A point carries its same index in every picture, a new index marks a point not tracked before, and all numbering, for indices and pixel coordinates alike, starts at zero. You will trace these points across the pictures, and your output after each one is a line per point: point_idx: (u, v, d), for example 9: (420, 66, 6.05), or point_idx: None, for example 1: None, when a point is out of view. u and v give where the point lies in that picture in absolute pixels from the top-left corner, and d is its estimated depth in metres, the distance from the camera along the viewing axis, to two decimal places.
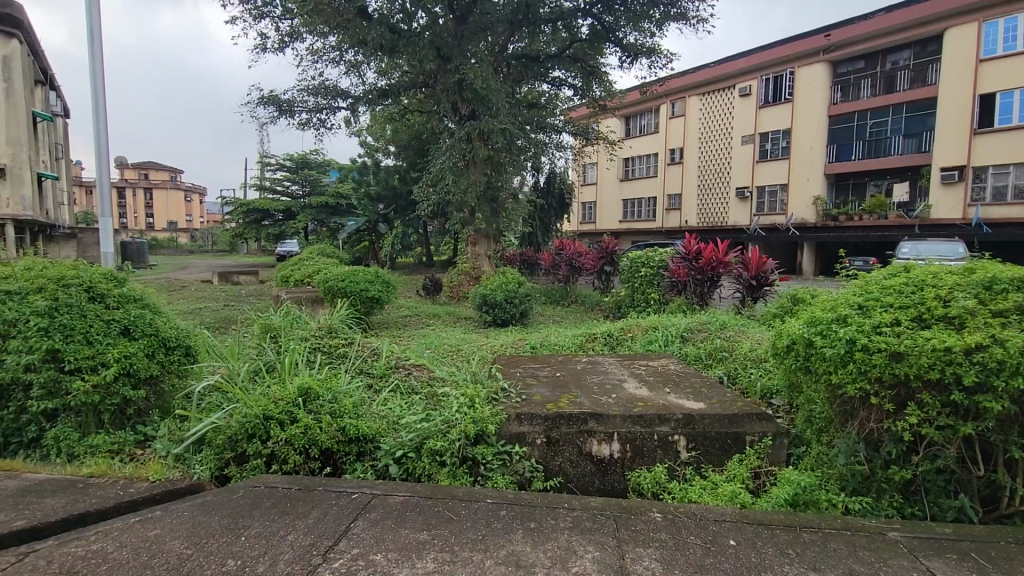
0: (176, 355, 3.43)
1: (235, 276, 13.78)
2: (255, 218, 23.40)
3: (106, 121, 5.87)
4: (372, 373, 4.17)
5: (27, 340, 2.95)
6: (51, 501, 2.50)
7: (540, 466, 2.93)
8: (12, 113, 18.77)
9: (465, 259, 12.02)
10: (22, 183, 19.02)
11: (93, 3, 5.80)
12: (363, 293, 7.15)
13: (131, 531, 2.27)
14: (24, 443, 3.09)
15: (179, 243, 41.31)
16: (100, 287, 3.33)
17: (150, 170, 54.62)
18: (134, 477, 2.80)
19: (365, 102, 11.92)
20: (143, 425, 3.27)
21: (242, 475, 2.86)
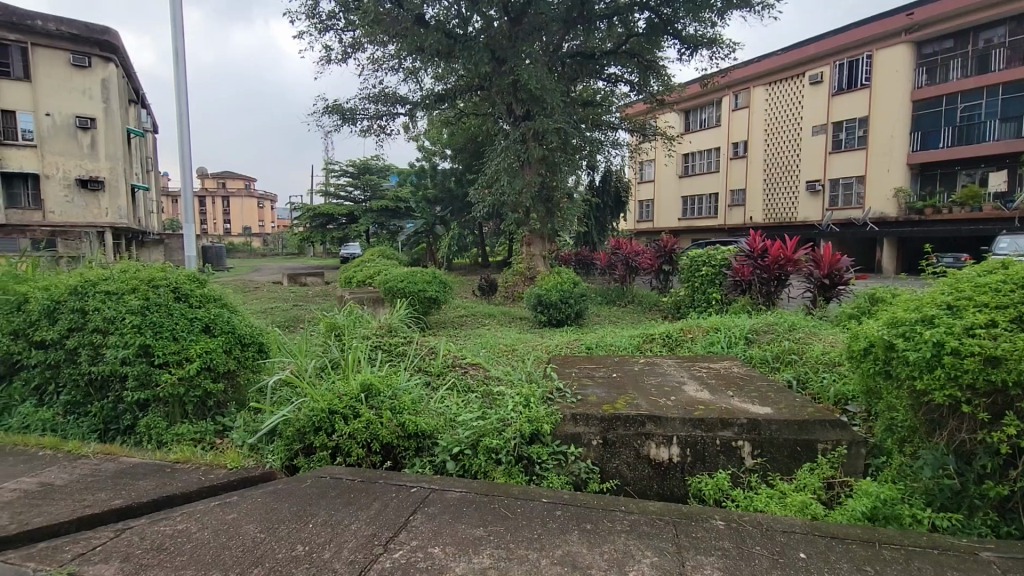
0: (250, 351, 3.67)
1: (302, 278, 14.54)
2: (321, 222, 24.58)
3: (189, 134, 6.33)
4: (430, 371, 4.26)
5: (123, 336, 3.24)
6: (143, 483, 2.73)
7: (596, 467, 2.89)
8: (110, 130, 20.67)
9: (520, 260, 12.09)
10: (118, 194, 21.02)
11: (177, 25, 6.27)
12: (422, 293, 7.33)
13: (212, 513, 2.45)
14: (122, 430, 3.39)
15: (252, 247, 44.12)
16: (185, 287, 3.61)
17: (226, 178, 58.60)
18: (214, 464, 3.01)
19: (423, 107, 12.25)
20: (221, 416, 3.52)
21: (309, 465, 3.01)
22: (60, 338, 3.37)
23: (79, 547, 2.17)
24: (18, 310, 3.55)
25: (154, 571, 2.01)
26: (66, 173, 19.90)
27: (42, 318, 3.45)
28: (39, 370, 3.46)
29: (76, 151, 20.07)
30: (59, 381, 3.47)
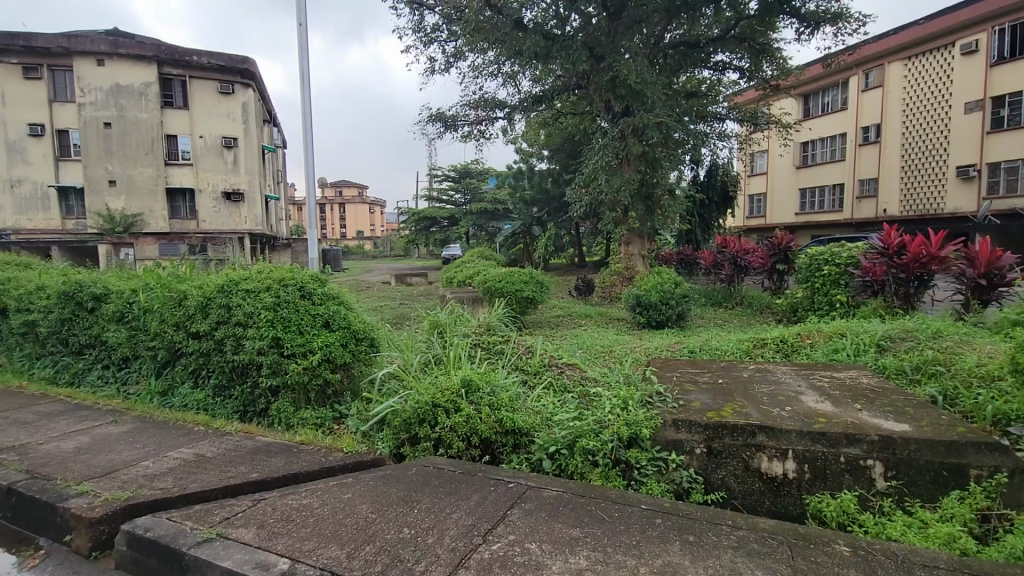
0: (362, 345, 3.99)
1: (408, 278, 15.44)
2: (425, 225, 25.98)
3: (313, 148, 6.98)
4: (527, 369, 4.32)
5: (259, 329, 3.64)
6: (275, 460, 3.06)
7: (700, 477, 2.75)
8: (248, 148, 23.38)
9: (618, 260, 11.86)
10: (255, 204, 23.85)
11: (303, 50, 6.96)
12: (519, 293, 7.45)
13: (331, 492, 2.68)
14: (257, 412, 3.84)
15: (365, 249, 47.79)
16: (308, 286, 3.97)
17: (344, 187, 63.89)
18: (332, 447, 3.31)
19: (521, 110, 12.44)
20: (338, 405, 3.85)
21: (415, 454, 3.19)
22: (210, 330, 3.88)
23: (225, 512, 2.49)
24: (176, 304, 4.12)
25: (284, 538, 2.25)
26: (215, 188, 22.92)
27: (196, 313, 3.98)
28: (194, 357, 4.01)
29: (223, 168, 22.96)
30: (209, 367, 4.00)
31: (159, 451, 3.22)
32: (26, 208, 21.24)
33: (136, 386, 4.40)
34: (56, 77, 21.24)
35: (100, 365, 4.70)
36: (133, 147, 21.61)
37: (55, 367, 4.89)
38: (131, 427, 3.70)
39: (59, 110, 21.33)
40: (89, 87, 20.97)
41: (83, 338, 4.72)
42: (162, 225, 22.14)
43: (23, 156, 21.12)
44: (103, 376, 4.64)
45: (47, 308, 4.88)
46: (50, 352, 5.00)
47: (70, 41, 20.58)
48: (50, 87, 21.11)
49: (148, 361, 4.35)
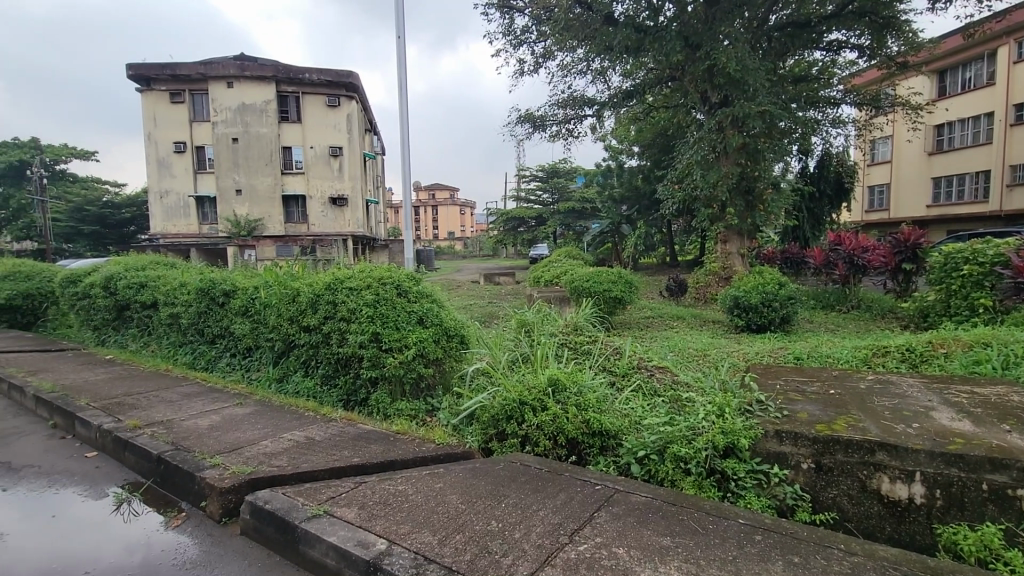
0: (453, 342, 4.16)
1: (496, 277, 15.75)
2: (513, 225, 26.43)
3: (410, 154, 7.36)
4: (615, 371, 4.23)
5: (361, 325, 3.90)
6: (374, 447, 3.27)
7: (807, 494, 2.53)
8: (352, 156, 25.13)
9: (714, 259, 11.26)
10: (357, 208, 25.59)
11: (401, 62, 7.35)
12: (607, 293, 7.32)
13: (423, 481, 2.81)
14: (358, 402, 4.12)
15: (456, 250, 49.47)
16: (405, 284, 4.20)
17: (436, 189, 66.55)
18: (426, 438, 3.46)
19: (610, 106, 12.21)
20: (431, 397, 4.03)
21: (502, 450, 3.25)
22: (318, 324, 4.22)
23: (330, 492, 2.69)
24: (290, 300, 4.53)
25: (382, 520, 2.39)
26: (323, 194, 24.92)
27: (307, 308, 4.34)
28: (305, 348, 4.40)
29: (330, 175, 24.92)
30: (317, 358, 4.36)
31: (276, 433, 3.57)
32: (171, 215, 24.43)
33: (258, 373, 4.92)
34: (195, 100, 24.23)
35: (228, 353, 5.29)
36: (255, 159, 24.09)
37: (193, 354, 5.60)
38: (254, 409, 4.13)
39: (197, 129, 24.29)
40: (220, 107, 23.67)
41: (215, 328, 5.35)
42: (279, 229, 24.48)
43: (170, 170, 24.31)
44: (231, 362, 5.23)
45: (188, 302, 5.58)
46: (190, 341, 5.72)
47: (206, 68, 23.36)
48: (190, 109, 24.12)
49: (267, 350, 4.83)
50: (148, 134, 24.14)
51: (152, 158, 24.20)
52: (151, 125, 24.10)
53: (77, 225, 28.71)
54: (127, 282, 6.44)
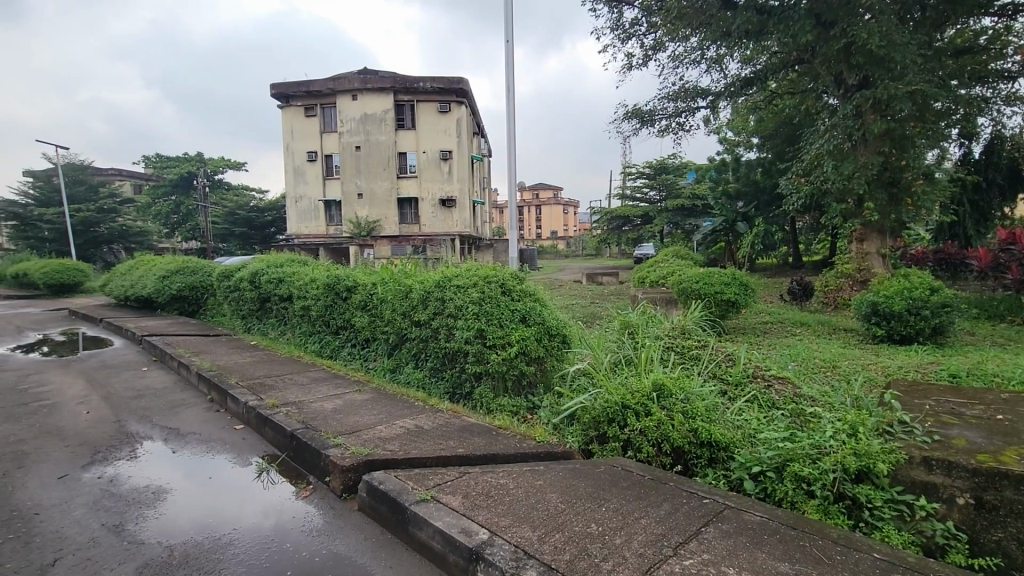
0: (555, 341, 4.18)
1: (599, 277, 15.51)
2: (617, 224, 25.86)
3: (516, 154, 7.48)
4: (728, 379, 3.96)
5: (467, 322, 4.05)
6: (478, 440, 3.37)
7: (962, 534, 2.18)
8: (461, 158, 26.21)
9: (847, 259, 10.11)
10: (464, 208, 26.61)
11: (510, 65, 7.49)
12: (718, 295, 6.89)
13: (524, 476, 2.85)
14: (463, 395, 4.28)
15: (559, 249, 49.51)
16: (509, 283, 4.28)
17: (540, 189, 67.18)
18: (526, 435, 3.51)
19: (727, 96, 11.43)
20: (532, 395, 4.07)
21: (603, 453, 3.19)
22: (428, 319, 4.45)
23: (437, 478, 2.83)
24: (404, 296, 4.83)
25: (484, 511, 2.46)
26: (433, 196, 26.28)
27: (418, 304, 4.60)
28: (415, 341, 4.66)
29: (440, 178, 26.22)
30: (426, 352, 4.61)
31: (390, 419, 3.83)
32: (304, 218, 27.24)
33: (374, 362, 5.32)
34: (325, 113, 26.76)
35: (350, 343, 5.79)
36: (375, 165, 26.05)
37: (320, 343, 6.20)
38: (370, 396, 4.47)
39: (327, 139, 26.81)
40: (346, 119, 25.91)
41: (339, 320, 5.88)
42: (393, 229, 26.25)
43: (304, 178, 27.10)
44: (351, 352, 5.71)
45: (317, 296, 6.18)
46: (318, 331, 6.34)
47: (335, 83, 25.69)
48: (321, 122, 26.69)
49: (382, 342, 5.21)
50: (286, 146, 27.12)
51: (289, 167, 27.16)
52: (289, 137, 27.05)
53: (230, 227, 33.15)
54: (269, 277, 7.29)
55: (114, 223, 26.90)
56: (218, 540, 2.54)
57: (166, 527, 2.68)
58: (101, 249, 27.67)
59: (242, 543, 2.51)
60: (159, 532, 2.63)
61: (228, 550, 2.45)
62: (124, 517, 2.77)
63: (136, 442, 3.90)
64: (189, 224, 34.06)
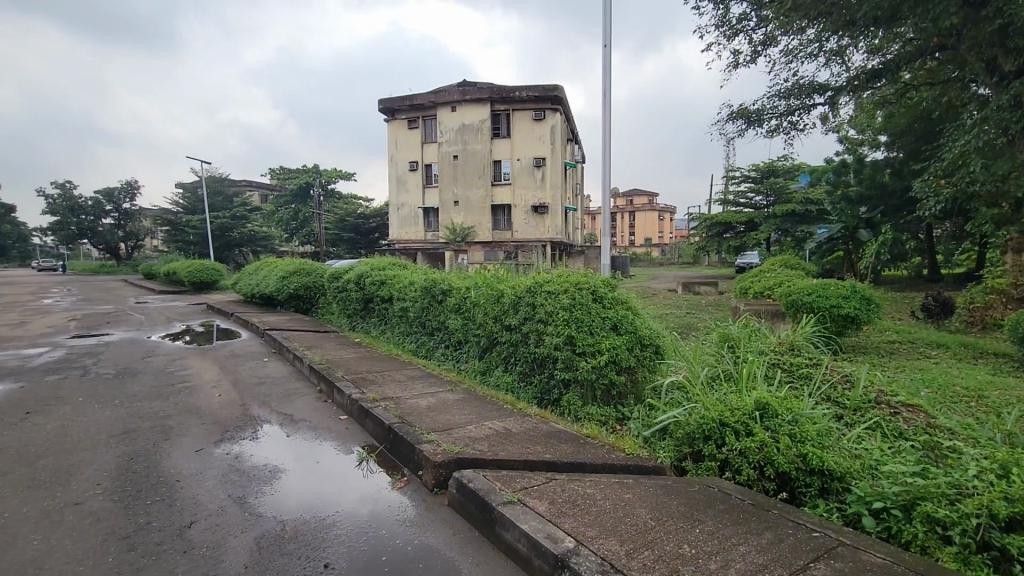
0: (648, 352, 4.05)
1: (696, 287, 14.76)
2: (718, 231, 23.73)
3: (611, 159, 7.34)
4: (844, 404, 3.58)
5: (556, 327, 4.03)
6: (565, 446, 3.35)
7: None
8: (554, 165, 26.33)
9: (998, 273, 8.75)
10: (556, 215, 26.66)
11: (607, 69, 7.39)
12: (835, 309, 6.27)
13: (612, 488, 2.78)
14: (551, 401, 4.27)
15: (654, 257, 47.85)
16: (600, 289, 4.20)
17: (635, 196, 65.41)
18: (615, 446, 3.42)
19: (850, 90, 10.40)
20: (622, 405, 3.97)
21: (698, 471, 3.02)
22: (518, 324, 4.49)
23: (525, 482, 2.84)
24: (496, 301, 4.91)
25: (571, 519, 2.43)
26: (526, 203, 26.68)
27: (509, 308, 4.66)
28: (506, 345, 4.73)
29: (534, 185, 26.54)
30: (516, 356, 4.66)
31: (480, 419, 3.93)
32: (405, 224, 28.87)
33: (466, 364, 5.48)
34: (426, 125, 28.21)
35: (443, 344, 6.01)
36: (471, 173, 27.01)
37: (416, 342, 6.51)
38: (462, 396, 4.61)
39: (427, 149, 28.23)
40: (446, 130, 27.12)
41: (434, 322, 6.13)
42: (487, 235, 27.01)
43: (405, 186, 28.75)
44: (445, 353, 5.94)
45: (415, 298, 6.50)
46: (415, 331, 6.66)
47: (436, 96, 27.01)
48: (422, 133, 28.16)
49: (474, 344, 5.35)
50: (391, 157, 28.95)
51: (393, 176, 28.97)
52: (393, 149, 28.85)
53: (340, 232, 35.97)
54: (373, 279, 7.79)
55: (244, 228, 30.36)
56: (322, 520, 2.74)
57: (279, 503, 2.94)
58: (234, 251, 31.31)
59: (343, 526, 2.68)
60: (273, 507, 2.89)
61: (331, 531, 2.63)
62: (245, 491, 3.09)
63: (257, 424, 4.35)
64: (305, 229, 37.48)
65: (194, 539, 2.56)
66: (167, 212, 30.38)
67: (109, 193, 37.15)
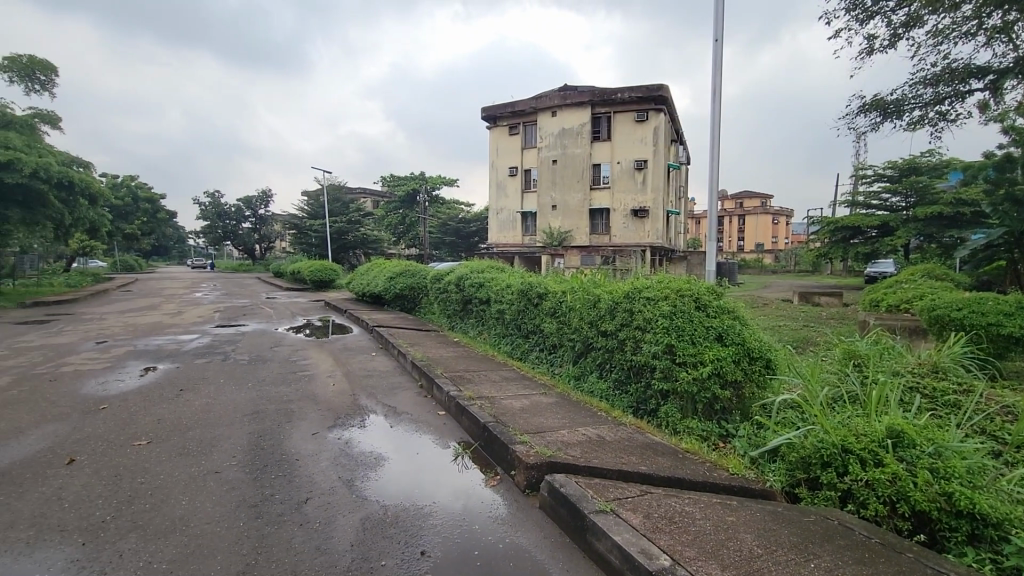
0: (757, 365, 3.76)
1: (816, 297, 13.44)
2: (844, 236, 21.37)
3: (719, 159, 6.93)
4: (1003, 440, 3.05)
5: (656, 335, 3.87)
6: (662, 460, 3.21)
7: None
8: (656, 168, 25.48)
9: None
10: (657, 219, 25.71)
11: (718, 64, 7.00)
12: (992, 329, 5.37)
13: (714, 508, 2.61)
14: (648, 411, 4.12)
15: (766, 263, 44.36)
16: (705, 297, 3.98)
17: (745, 198, 61.19)
18: (718, 464, 3.21)
19: (1017, 73, 8.89)
20: (726, 422, 3.71)
21: (814, 500, 2.73)
22: (615, 330, 4.38)
23: (618, 492, 2.76)
24: (592, 306, 4.81)
25: (667, 536, 2.32)
26: (626, 207, 26.11)
27: (606, 314, 4.54)
28: (601, 351, 4.65)
29: (634, 188, 25.89)
30: (612, 363, 4.55)
31: (573, 425, 3.89)
32: (503, 228, 29.52)
33: (561, 368, 5.45)
34: (527, 131, 28.67)
35: (538, 347, 6.05)
36: (570, 177, 27.01)
37: (512, 344, 6.61)
38: (555, 400, 4.59)
39: (526, 155, 28.68)
40: (546, 135, 27.37)
41: (530, 325, 6.18)
42: (584, 240, 26.80)
43: (505, 191, 29.43)
44: (540, 355, 5.96)
45: (512, 300, 6.59)
46: (510, 333, 6.76)
47: (537, 102, 27.38)
48: (523, 139, 28.66)
49: (569, 349, 5.31)
50: (492, 163, 29.82)
51: (494, 182, 29.79)
52: (494, 155, 29.68)
53: (442, 236, 37.61)
54: (472, 281, 8.04)
55: (358, 232, 32.89)
56: (420, 509, 2.86)
57: (382, 489, 3.12)
58: (349, 253, 34.01)
59: (439, 517, 2.78)
60: (376, 492, 3.08)
61: (427, 520, 2.74)
62: (353, 474, 3.33)
63: (364, 413, 4.67)
64: (411, 233, 39.74)
65: (309, 513, 2.80)
66: (295, 218, 33.82)
67: (249, 201, 42.18)
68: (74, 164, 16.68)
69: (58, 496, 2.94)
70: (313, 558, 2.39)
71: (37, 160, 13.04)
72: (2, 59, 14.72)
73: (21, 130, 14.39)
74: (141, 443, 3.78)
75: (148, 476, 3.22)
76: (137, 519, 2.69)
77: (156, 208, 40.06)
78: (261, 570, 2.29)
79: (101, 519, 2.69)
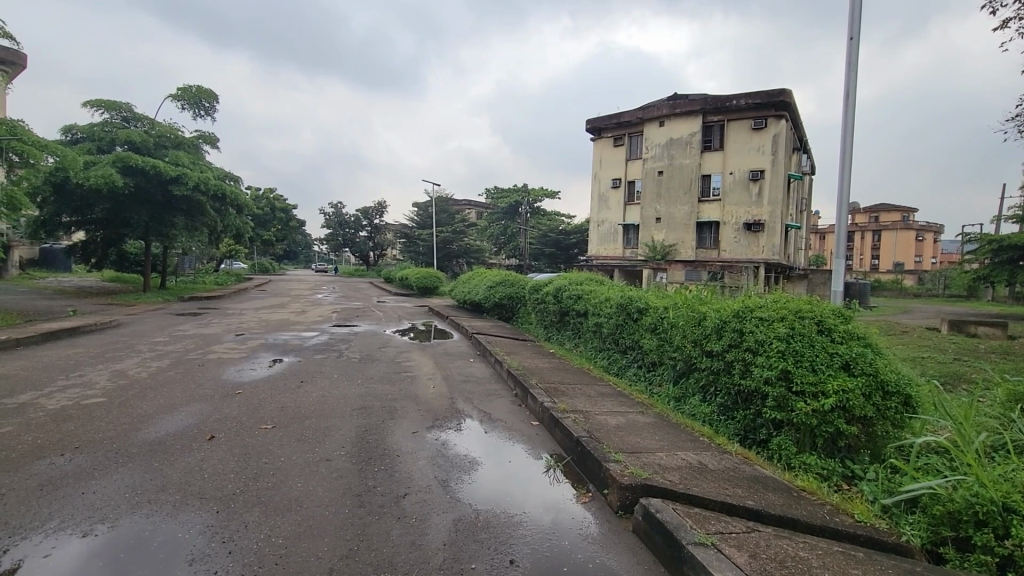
0: (894, 402, 3.30)
1: (970, 327, 11.58)
2: (1010, 256, 18.27)
3: (851, 167, 6.25)
4: None
5: (769, 359, 3.56)
6: (773, 496, 2.92)
7: None
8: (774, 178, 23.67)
9: None
10: (774, 234, 23.84)
11: (852, 65, 6.36)
12: None
13: (836, 558, 2.31)
14: (756, 441, 3.79)
15: (906, 286, 39.16)
16: (829, 321, 3.60)
17: (880, 211, 54.64)
18: (840, 508, 2.85)
19: None
20: (852, 462, 3.32)
21: (963, 564, 2.32)
22: (721, 351, 4.09)
23: (720, 526, 2.56)
24: (696, 323, 4.54)
25: None
26: (738, 220, 24.58)
27: (712, 333, 4.26)
28: (705, 373, 4.37)
29: (748, 201, 24.31)
30: (716, 386, 4.27)
31: (672, 448, 3.68)
32: (603, 240, 29.12)
33: (659, 388, 5.23)
34: (632, 141, 28.11)
35: (637, 364, 5.86)
36: (676, 189, 26.00)
37: (609, 359, 6.47)
38: (653, 420, 4.39)
39: (630, 166, 28.11)
40: (652, 145, 26.61)
41: (628, 339, 6.01)
42: (690, 254, 25.56)
43: (607, 204, 29.04)
44: (638, 373, 5.77)
45: (610, 314, 6.44)
46: (608, 347, 6.62)
47: (643, 113, 26.82)
48: (627, 150, 28.15)
49: (670, 368, 5.08)
50: (595, 175, 29.60)
51: (596, 194, 29.56)
52: (598, 167, 29.48)
53: (542, 247, 37.92)
54: (569, 293, 7.99)
55: (462, 242, 34.29)
56: (510, 517, 2.87)
57: (474, 493, 3.18)
58: (453, 261, 35.61)
59: (528, 527, 2.76)
60: (468, 495, 3.14)
61: (517, 529, 2.74)
62: (448, 475, 3.42)
63: (461, 417, 4.82)
64: (512, 244, 40.55)
65: (407, 508, 2.92)
66: (406, 228, 36.11)
67: (366, 211, 45.75)
68: (227, 178, 19.21)
69: (199, 467, 3.35)
70: (409, 553, 2.47)
71: (199, 176, 15.20)
72: (178, 91, 17.44)
73: (188, 149, 16.87)
74: (266, 427, 4.20)
75: (272, 458, 3.57)
76: (260, 496, 2.98)
77: (289, 218, 44.96)
78: (362, 557, 2.42)
79: (232, 492, 3.02)
